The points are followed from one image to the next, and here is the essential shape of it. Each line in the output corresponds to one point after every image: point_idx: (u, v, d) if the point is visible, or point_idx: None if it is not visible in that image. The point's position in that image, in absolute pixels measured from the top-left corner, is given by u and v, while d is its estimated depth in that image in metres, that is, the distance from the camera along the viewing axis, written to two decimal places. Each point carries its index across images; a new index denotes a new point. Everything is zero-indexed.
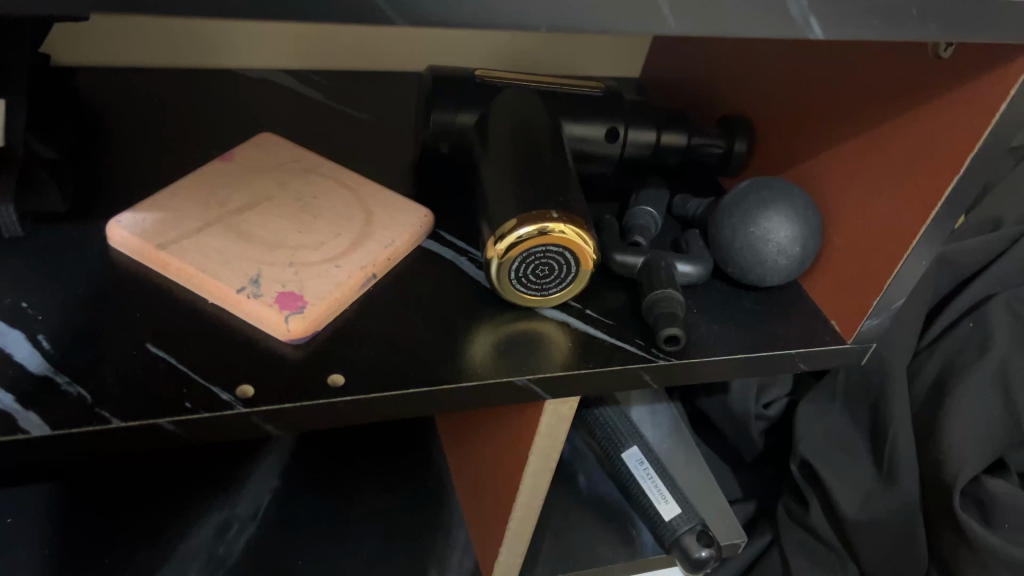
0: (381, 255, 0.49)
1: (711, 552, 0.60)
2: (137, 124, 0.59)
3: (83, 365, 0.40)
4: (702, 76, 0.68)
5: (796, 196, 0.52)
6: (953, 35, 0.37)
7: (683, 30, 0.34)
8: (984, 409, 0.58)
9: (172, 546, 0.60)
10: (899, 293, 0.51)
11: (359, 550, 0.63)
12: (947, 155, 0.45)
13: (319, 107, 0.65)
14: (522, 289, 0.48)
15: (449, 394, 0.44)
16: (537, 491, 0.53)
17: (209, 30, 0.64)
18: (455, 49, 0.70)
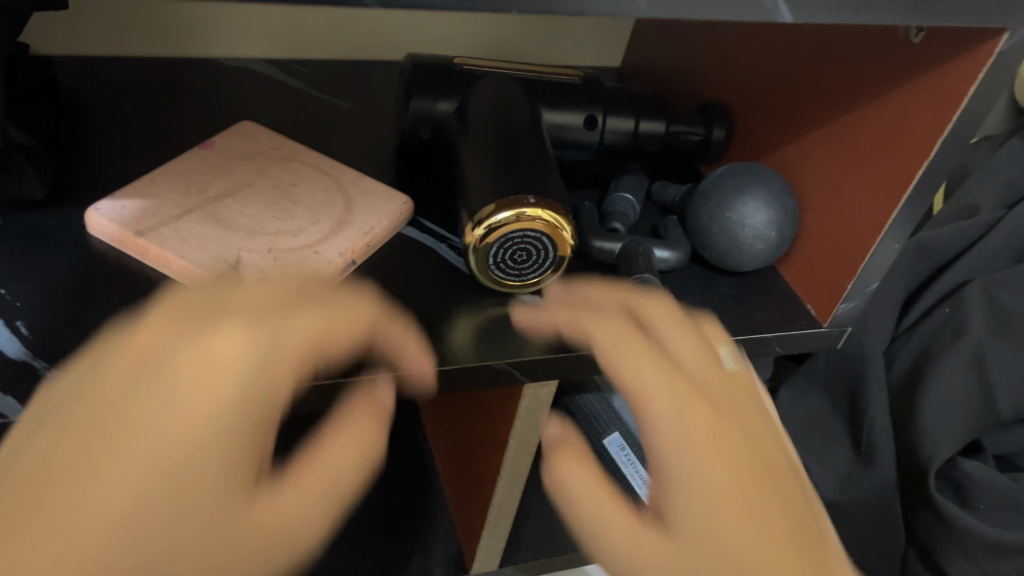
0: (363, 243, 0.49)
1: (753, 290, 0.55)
2: (118, 112, 0.59)
3: (61, 350, 0.40)
4: (681, 64, 0.69)
5: (772, 181, 0.53)
6: (921, 18, 0.38)
7: (654, 12, 0.34)
8: (960, 391, 0.59)
9: None
10: (874, 277, 0.52)
11: (343, 537, 0.63)
12: (918, 139, 0.46)
13: (298, 96, 0.65)
14: (500, 274, 0.49)
15: (428, 379, 0.45)
16: (517, 475, 0.54)
17: (192, 19, 0.64)
18: (435, 37, 0.70)
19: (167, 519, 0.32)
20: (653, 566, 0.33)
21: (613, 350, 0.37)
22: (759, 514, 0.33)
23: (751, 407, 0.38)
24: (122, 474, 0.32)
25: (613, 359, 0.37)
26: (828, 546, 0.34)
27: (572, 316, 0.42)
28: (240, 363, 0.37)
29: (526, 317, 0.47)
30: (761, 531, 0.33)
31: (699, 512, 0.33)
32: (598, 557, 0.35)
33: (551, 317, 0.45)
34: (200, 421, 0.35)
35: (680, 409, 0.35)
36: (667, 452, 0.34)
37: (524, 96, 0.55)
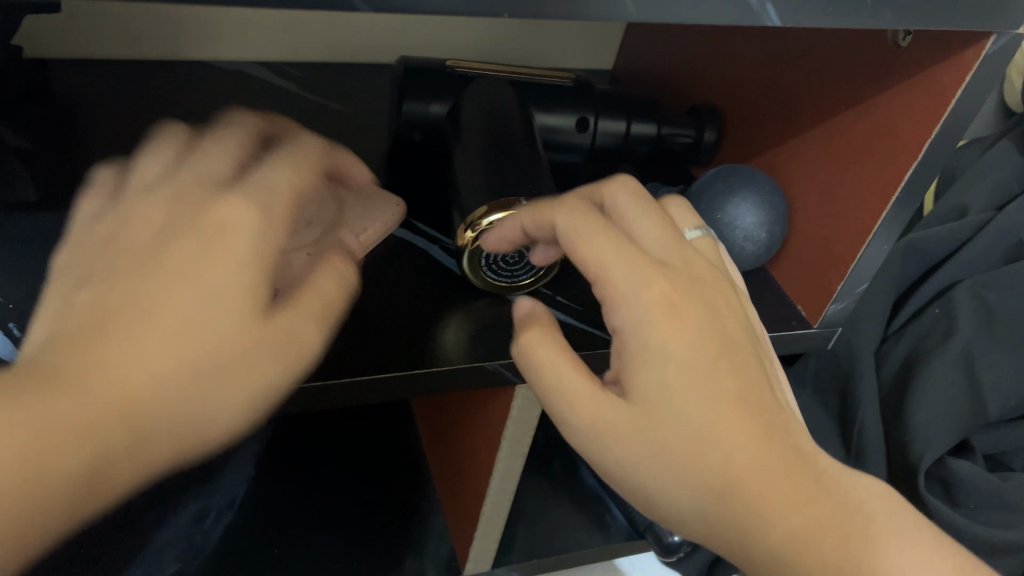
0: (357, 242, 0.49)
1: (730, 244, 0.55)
2: (111, 115, 0.59)
3: None
4: (672, 67, 0.69)
5: (762, 183, 0.53)
6: (908, 22, 0.38)
7: (644, 17, 0.34)
8: (949, 391, 0.59)
9: (149, 537, 0.60)
10: (863, 277, 0.52)
11: (336, 538, 0.64)
12: (906, 142, 0.47)
13: (291, 100, 0.65)
14: (493, 275, 0.49)
15: (420, 380, 0.45)
16: (510, 475, 0.54)
17: (185, 23, 0.64)
18: (428, 40, 0.70)
19: (197, 371, 0.33)
20: (623, 444, 0.34)
21: (576, 235, 0.37)
22: (726, 395, 0.34)
23: (720, 282, 0.38)
24: (152, 330, 0.32)
25: (576, 244, 0.37)
26: (791, 417, 0.36)
27: (539, 206, 0.41)
28: (241, 226, 0.35)
29: (490, 236, 0.45)
30: (728, 414, 0.34)
31: (664, 397, 0.34)
32: (566, 429, 0.37)
33: (517, 222, 0.43)
34: (213, 277, 0.34)
35: (647, 295, 0.35)
36: (635, 339, 0.35)
37: (516, 99, 0.55)
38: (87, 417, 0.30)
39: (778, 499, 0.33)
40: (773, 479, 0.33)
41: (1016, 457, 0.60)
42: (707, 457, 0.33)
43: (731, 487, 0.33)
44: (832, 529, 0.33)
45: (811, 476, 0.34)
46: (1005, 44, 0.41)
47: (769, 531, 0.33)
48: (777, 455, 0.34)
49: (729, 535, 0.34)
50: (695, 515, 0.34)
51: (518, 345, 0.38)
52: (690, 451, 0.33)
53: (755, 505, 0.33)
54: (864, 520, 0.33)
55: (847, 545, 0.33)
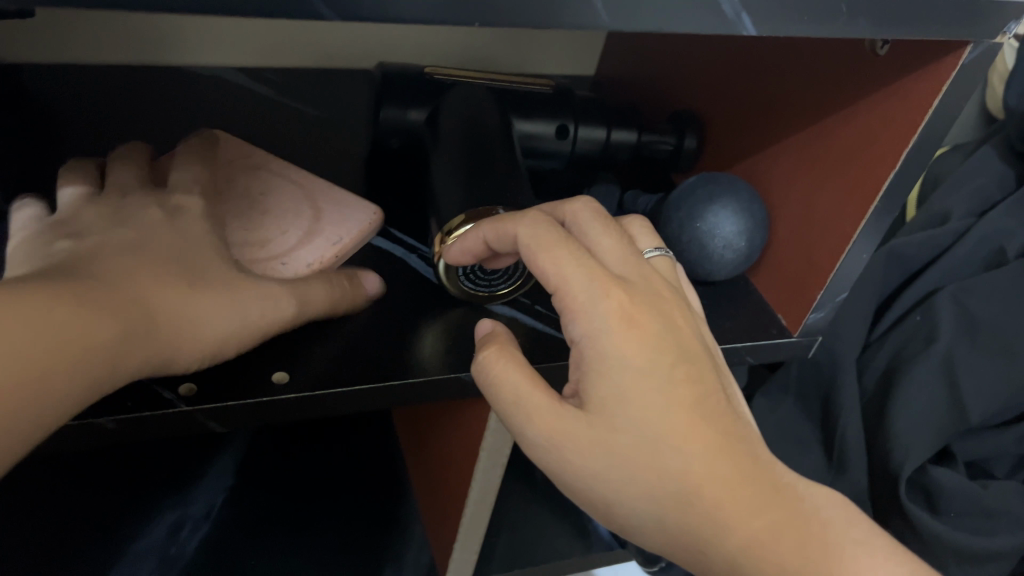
0: (330, 249, 0.49)
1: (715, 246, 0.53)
2: (87, 123, 0.58)
3: None
4: (654, 74, 0.69)
5: (741, 191, 0.53)
6: (885, 32, 0.38)
7: (617, 27, 0.34)
8: (929, 399, 0.59)
9: (122, 546, 0.59)
10: (843, 286, 0.52)
11: (316, 548, 0.63)
12: (884, 150, 0.46)
13: (269, 107, 0.65)
14: (470, 285, 0.48)
15: (396, 391, 0.44)
16: (489, 486, 0.53)
17: (162, 29, 0.63)
18: (409, 46, 0.70)
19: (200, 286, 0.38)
20: (580, 457, 0.34)
21: (539, 246, 0.36)
22: (687, 407, 0.34)
23: (676, 295, 0.37)
24: (146, 259, 0.38)
25: (540, 255, 0.36)
26: (747, 426, 0.36)
27: (501, 218, 0.39)
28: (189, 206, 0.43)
29: (451, 250, 0.43)
30: (689, 426, 0.33)
31: (625, 409, 0.33)
32: (523, 441, 0.36)
33: (479, 234, 0.42)
34: (182, 235, 0.40)
35: (607, 307, 0.34)
36: (595, 352, 0.34)
37: (494, 105, 0.55)
38: (115, 309, 0.34)
39: (736, 507, 0.33)
40: (732, 488, 0.33)
41: (997, 464, 0.60)
42: (669, 468, 0.33)
43: (691, 496, 0.33)
44: (790, 533, 0.33)
45: (769, 485, 0.34)
46: (983, 53, 0.41)
47: (728, 538, 0.33)
48: (737, 465, 0.34)
49: (686, 542, 0.34)
50: (655, 522, 0.34)
51: (476, 361, 0.38)
52: (652, 462, 0.33)
53: (715, 513, 0.33)
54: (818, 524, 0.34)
55: (803, 547, 0.33)
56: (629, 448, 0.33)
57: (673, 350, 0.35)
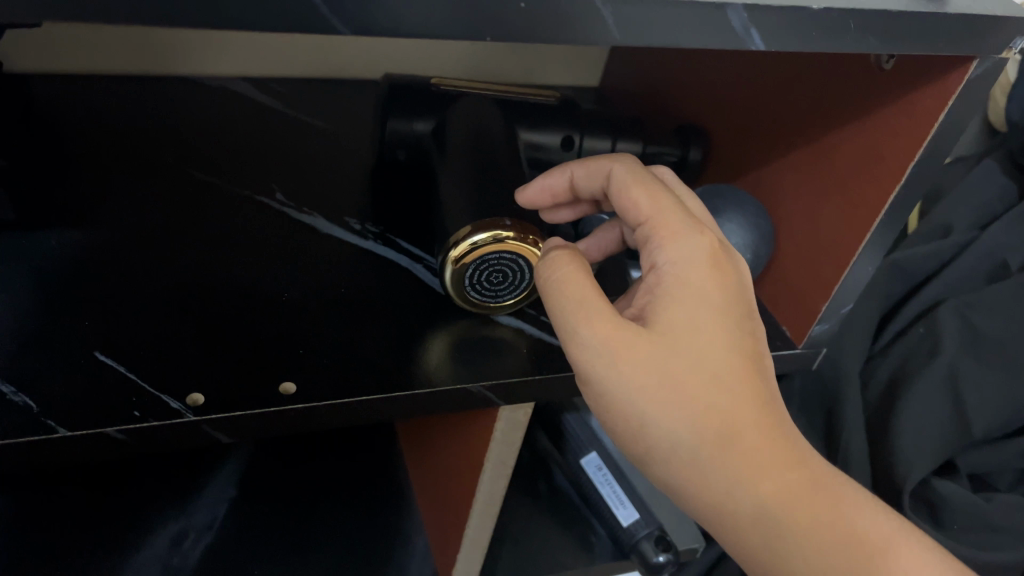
0: None
1: None
2: (94, 137, 0.58)
3: (28, 373, 0.39)
4: (658, 86, 0.69)
5: (746, 205, 0.53)
6: (891, 47, 0.38)
7: (628, 42, 0.34)
8: (934, 410, 0.59)
9: (124, 554, 0.58)
10: (848, 298, 0.52)
11: (318, 556, 0.62)
12: (890, 163, 0.47)
13: (276, 119, 0.65)
14: (476, 295, 0.48)
15: (404, 400, 0.44)
16: (493, 496, 0.53)
17: (168, 42, 0.63)
18: (415, 58, 0.70)
19: None
20: (634, 369, 0.34)
21: (636, 182, 0.40)
22: (749, 355, 0.36)
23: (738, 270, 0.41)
24: None
25: (633, 188, 0.39)
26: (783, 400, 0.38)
27: (597, 159, 0.45)
28: None
29: (533, 186, 0.47)
30: (748, 372, 0.36)
31: (694, 336, 0.35)
32: (571, 346, 0.36)
33: (565, 172, 0.47)
34: None
35: (700, 242, 0.37)
36: (676, 278, 0.36)
37: (500, 116, 0.55)
38: None
39: (772, 459, 0.35)
40: (771, 435, 0.35)
41: (1000, 476, 0.60)
42: (722, 406, 0.35)
43: (734, 438, 0.35)
44: (816, 499, 0.35)
45: (804, 450, 0.36)
46: (988, 69, 0.41)
47: (757, 487, 0.35)
48: (778, 422, 0.36)
49: (710, 481, 0.35)
50: (685, 458, 0.35)
51: (545, 259, 0.39)
52: (707, 394, 0.35)
53: (752, 461, 0.35)
54: (850, 511, 0.35)
55: (829, 521, 0.35)
56: (689, 375, 0.35)
57: (744, 304, 0.37)
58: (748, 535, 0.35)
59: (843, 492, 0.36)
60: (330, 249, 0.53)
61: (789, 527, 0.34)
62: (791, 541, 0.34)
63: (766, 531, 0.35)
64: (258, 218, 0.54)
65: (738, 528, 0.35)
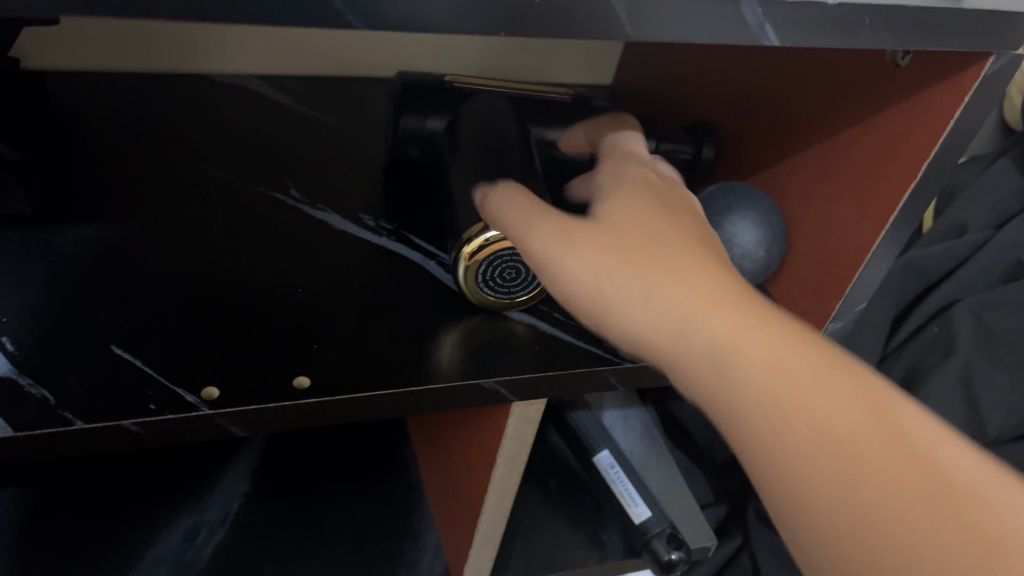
0: None
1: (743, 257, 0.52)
2: (110, 133, 0.59)
3: (45, 366, 0.39)
4: (671, 84, 0.69)
5: (760, 202, 0.53)
6: (905, 43, 0.38)
7: (640, 37, 0.34)
8: (948, 410, 0.59)
9: (139, 548, 0.59)
10: (861, 296, 0.52)
11: (330, 552, 0.62)
12: (905, 161, 0.46)
13: (290, 115, 0.66)
14: (489, 291, 0.48)
15: (417, 397, 0.44)
16: (505, 493, 0.53)
17: (183, 38, 0.64)
18: (427, 54, 0.70)
19: None
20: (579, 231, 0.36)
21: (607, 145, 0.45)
22: (694, 228, 0.36)
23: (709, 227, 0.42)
24: None
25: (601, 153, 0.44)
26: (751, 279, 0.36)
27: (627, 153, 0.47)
28: None
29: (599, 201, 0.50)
30: (689, 234, 0.35)
31: (633, 210, 0.37)
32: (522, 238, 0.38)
33: None
34: None
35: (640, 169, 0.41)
36: (617, 183, 0.39)
37: (513, 114, 0.55)
38: None
39: (779, 348, 0.30)
40: (716, 275, 0.33)
41: None
42: (686, 276, 0.33)
43: (705, 301, 0.32)
44: (850, 412, 0.28)
45: (840, 358, 0.30)
46: (1005, 64, 0.41)
47: (747, 363, 0.30)
48: (793, 325, 0.31)
49: (685, 364, 0.32)
50: (657, 334, 0.32)
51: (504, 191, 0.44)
52: (667, 264, 0.33)
53: (741, 336, 0.30)
54: (914, 453, 0.27)
55: (877, 448, 0.28)
56: (643, 250, 0.34)
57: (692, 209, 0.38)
58: (750, 445, 0.30)
59: (909, 430, 0.28)
60: (342, 245, 0.53)
61: (744, 357, 0.30)
62: (813, 457, 0.28)
63: (775, 434, 0.29)
64: (271, 214, 0.55)
65: (699, 372, 0.31)
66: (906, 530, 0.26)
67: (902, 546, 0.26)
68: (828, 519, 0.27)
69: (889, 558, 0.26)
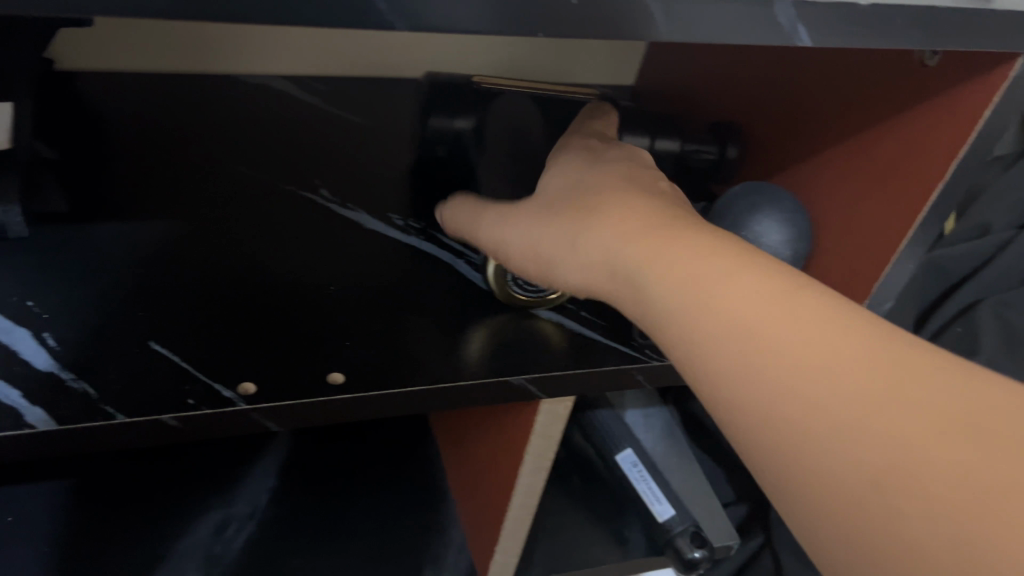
0: None
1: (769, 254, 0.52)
2: (142, 133, 0.60)
3: (86, 361, 0.40)
4: (694, 85, 0.70)
5: (787, 203, 0.53)
6: (936, 44, 0.38)
7: (675, 38, 0.34)
8: None
9: (170, 542, 0.60)
10: (888, 296, 0.52)
11: (356, 547, 0.63)
12: (933, 161, 0.46)
13: (317, 117, 0.66)
14: (518, 289, 0.50)
15: (448, 393, 0.44)
16: (533, 489, 0.54)
17: (213, 40, 0.65)
18: (452, 55, 0.71)
19: None
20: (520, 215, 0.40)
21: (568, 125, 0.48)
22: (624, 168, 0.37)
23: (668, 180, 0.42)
24: None
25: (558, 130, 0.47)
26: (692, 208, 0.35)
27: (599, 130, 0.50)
28: None
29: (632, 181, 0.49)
30: (612, 173, 0.37)
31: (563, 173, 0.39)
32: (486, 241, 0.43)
33: None
34: None
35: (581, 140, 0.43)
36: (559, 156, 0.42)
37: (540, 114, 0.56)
38: None
39: (741, 281, 0.29)
40: (628, 198, 0.34)
41: None
42: (631, 211, 0.33)
43: (646, 227, 0.32)
44: (814, 329, 0.27)
45: (814, 291, 0.28)
46: None
47: (650, 273, 0.31)
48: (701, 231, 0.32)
49: (627, 293, 0.33)
50: (588, 269, 0.34)
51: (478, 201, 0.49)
52: (614, 204, 0.34)
53: (675, 253, 0.30)
54: (903, 373, 0.25)
55: (859, 372, 0.25)
56: (593, 199, 0.35)
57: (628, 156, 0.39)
58: (716, 378, 0.28)
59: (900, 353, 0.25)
60: (371, 244, 0.54)
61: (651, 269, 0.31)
62: (791, 394, 0.26)
63: (705, 356, 0.28)
64: (301, 214, 0.55)
65: (630, 301, 0.33)
66: (892, 441, 0.23)
67: (892, 466, 0.23)
68: (808, 442, 0.25)
69: (876, 471, 0.23)
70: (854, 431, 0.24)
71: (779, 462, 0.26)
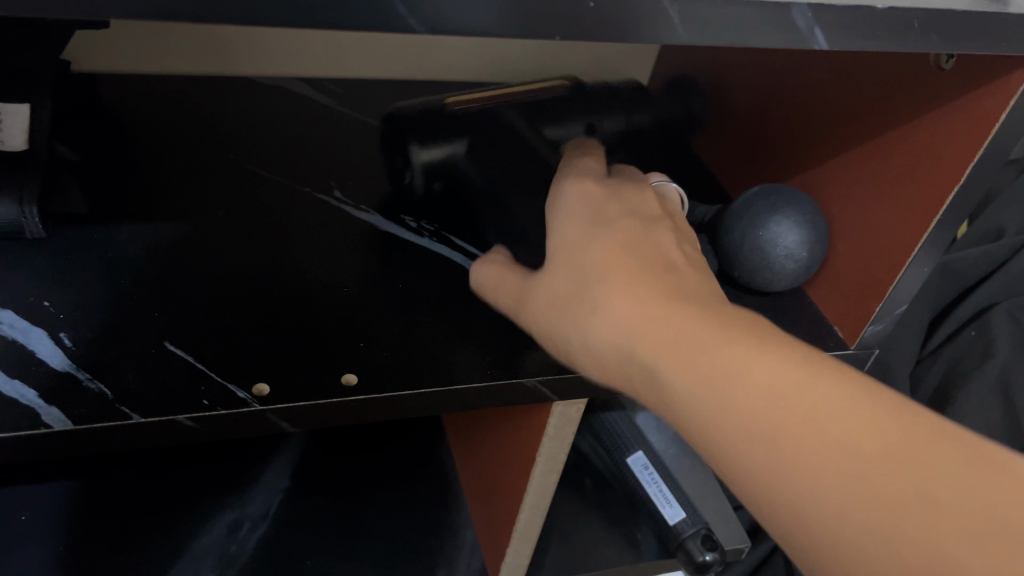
0: None
1: (787, 254, 0.52)
2: (156, 134, 0.60)
3: (103, 361, 0.40)
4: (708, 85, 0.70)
5: (804, 204, 0.53)
6: (953, 47, 0.38)
7: (692, 41, 0.34)
8: (985, 415, 0.59)
9: (186, 541, 0.60)
10: (902, 300, 0.52)
11: (368, 548, 0.63)
12: (949, 165, 0.46)
13: (331, 116, 0.67)
14: None
15: (460, 394, 0.44)
16: (545, 490, 0.54)
17: (228, 40, 0.65)
18: (466, 55, 0.71)
19: None
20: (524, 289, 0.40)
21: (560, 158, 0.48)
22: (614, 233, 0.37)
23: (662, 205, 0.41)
24: None
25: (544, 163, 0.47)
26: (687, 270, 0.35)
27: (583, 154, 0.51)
28: None
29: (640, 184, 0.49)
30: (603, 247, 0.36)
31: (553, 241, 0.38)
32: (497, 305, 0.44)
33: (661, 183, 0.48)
34: None
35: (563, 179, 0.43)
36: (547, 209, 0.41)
37: None
38: None
39: (755, 376, 0.29)
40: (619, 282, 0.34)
41: None
42: (635, 293, 0.33)
43: (651, 316, 0.32)
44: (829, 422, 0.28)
45: (828, 373, 0.29)
46: None
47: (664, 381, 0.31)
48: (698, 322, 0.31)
49: (644, 387, 0.33)
50: (605, 366, 0.34)
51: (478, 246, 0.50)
52: (616, 294, 0.34)
53: (687, 362, 0.31)
54: (914, 463, 0.26)
55: (878, 468, 0.27)
56: (594, 279, 0.35)
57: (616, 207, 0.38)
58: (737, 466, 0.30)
59: (910, 442, 0.27)
60: (383, 244, 0.54)
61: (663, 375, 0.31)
62: (817, 488, 0.27)
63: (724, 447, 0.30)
64: (314, 214, 0.56)
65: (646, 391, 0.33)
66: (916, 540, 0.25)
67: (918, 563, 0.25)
68: (838, 537, 0.27)
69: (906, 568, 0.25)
70: (883, 529, 0.26)
71: (806, 546, 0.28)
